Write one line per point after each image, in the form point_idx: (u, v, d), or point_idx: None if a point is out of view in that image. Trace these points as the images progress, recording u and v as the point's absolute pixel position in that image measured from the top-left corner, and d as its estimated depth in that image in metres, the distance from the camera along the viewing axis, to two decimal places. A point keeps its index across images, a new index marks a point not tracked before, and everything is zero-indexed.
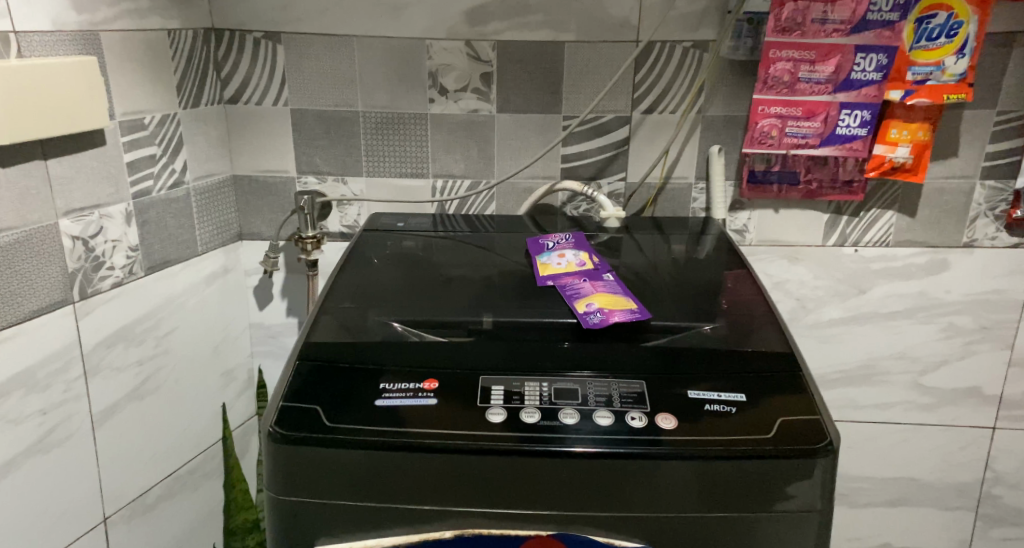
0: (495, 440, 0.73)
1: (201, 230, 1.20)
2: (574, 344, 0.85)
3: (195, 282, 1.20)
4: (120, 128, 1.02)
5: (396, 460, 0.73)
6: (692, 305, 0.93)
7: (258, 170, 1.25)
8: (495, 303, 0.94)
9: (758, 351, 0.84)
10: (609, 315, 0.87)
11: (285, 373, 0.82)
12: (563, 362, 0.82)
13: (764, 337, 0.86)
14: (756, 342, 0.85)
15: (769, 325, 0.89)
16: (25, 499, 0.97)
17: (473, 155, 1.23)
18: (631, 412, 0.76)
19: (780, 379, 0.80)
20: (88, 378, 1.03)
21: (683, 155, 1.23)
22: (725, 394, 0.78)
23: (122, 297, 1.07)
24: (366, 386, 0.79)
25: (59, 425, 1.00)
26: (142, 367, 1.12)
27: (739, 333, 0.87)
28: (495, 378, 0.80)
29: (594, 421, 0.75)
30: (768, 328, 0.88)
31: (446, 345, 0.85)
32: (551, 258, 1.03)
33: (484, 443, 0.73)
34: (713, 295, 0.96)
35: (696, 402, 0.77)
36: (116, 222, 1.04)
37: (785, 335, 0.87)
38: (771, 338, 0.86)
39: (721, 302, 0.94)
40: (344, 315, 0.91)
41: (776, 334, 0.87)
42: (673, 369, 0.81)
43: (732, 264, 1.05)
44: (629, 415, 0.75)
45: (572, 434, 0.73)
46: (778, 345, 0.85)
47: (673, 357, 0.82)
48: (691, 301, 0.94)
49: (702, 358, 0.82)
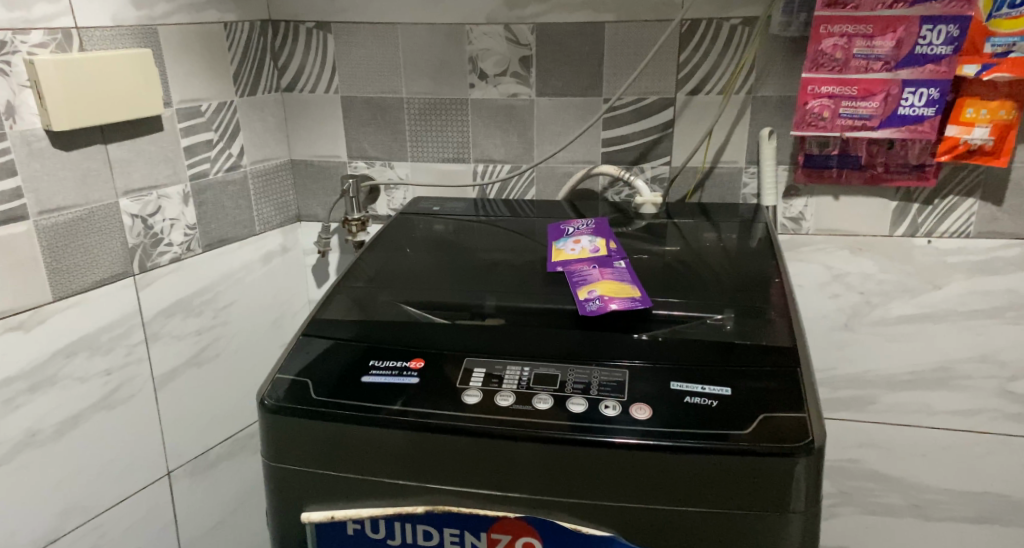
0: (469, 420, 0.73)
1: (259, 210, 1.28)
2: (567, 331, 0.83)
3: (253, 259, 1.28)
4: (176, 115, 1.11)
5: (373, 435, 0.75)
6: (704, 295, 0.89)
7: (314, 156, 1.31)
8: (503, 287, 0.94)
9: (758, 343, 0.79)
10: (608, 304, 0.85)
11: (289, 345, 0.86)
12: (553, 348, 0.81)
13: (772, 331, 0.81)
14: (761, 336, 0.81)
15: (783, 322, 0.83)
16: (95, 448, 1.08)
17: (513, 139, 1.23)
18: (606, 401, 0.73)
19: (775, 377, 0.74)
20: (149, 343, 1.13)
21: (732, 138, 1.17)
22: (709, 387, 0.74)
23: (181, 272, 1.16)
24: (357, 363, 0.82)
25: (123, 385, 1.10)
26: (201, 336, 1.21)
27: (747, 329, 0.82)
28: (481, 360, 0.80)
29: (566, 407, 0.73)
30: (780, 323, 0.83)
31: (444, 328, 0.86)
32: (565, 243, 1.01)
33: (451, 423, 0.73)
34: (731, 288, 0.91)
35: (677, 393, 0.73)
36: (174, 202, 1.13)
37: (794, 329, 0.81)
38: (779, 333, 0.81)
39: (735, 294, 0.90)
40: (359, 294, 0.95)
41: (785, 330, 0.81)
42: (662, 359, 0.78)
43: (766, 257, 1.00)
44: (602, 404, 0.73)
45: (541, 420, 0.72)
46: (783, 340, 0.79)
47: (664, 347, 0.79)
48: (705, 293, 0.90)
49: (697, 352, 0.79)
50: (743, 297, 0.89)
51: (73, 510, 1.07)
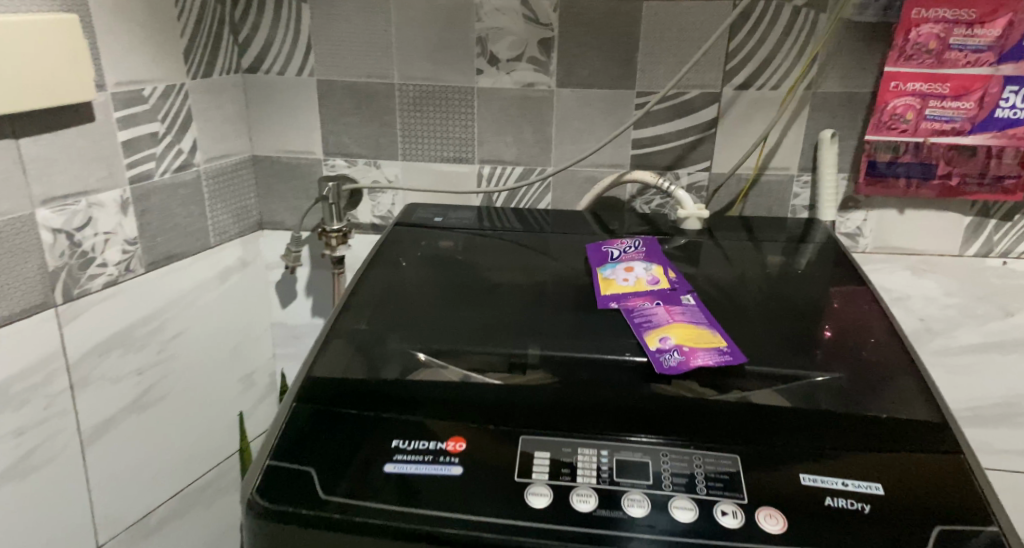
0: (542, 536, 0.55)
1: (214, 217, 1.05)
2: (643, 394, 0.65)
3: (206, 278, 1.05)
4: (112, 101, 0.86)
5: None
6: (798, 343, 0.72)
7: (282, 151, 1.09)
8: (545, 328, 0.75)
9: (893, 417, 0.62)
10: (692, 360, 0.67)
11: (275, 418, 0.65)
12: (631, 421, 0.62)
13: (901, 395, 0.65)
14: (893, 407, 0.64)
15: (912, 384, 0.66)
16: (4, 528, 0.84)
17: (527, 137, 1.04)
18: (720, 504, 0.56)
19: (932, 471, 0.58)
20: (76, 391, 0.89)
21: (785, 141, 1.00)
22: (851, 483, 0.57)
23: (116, 299, 0.92)
24: (374, 442, 0.62)
25: (41, 446, 0.87)
26: (143, 376, 0.98)
27: (870, 392, 0.65)
28: (540, 441, 0.61)
29: (669, 514, 0.56)
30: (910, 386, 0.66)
31: (480, 388, 0.67)
32: (614, 271, 0.82)
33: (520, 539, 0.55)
34: (827, 331, 0.74)
35: (814, 492, 0.57)
36: (109, 212, 0.89)
37: (929, 392, 0.65)
38: (912, 400, 0.64)
39: (837, 340, 0.72)
40: (361, 340, 0.74)
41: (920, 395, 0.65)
42: (778, 440, 0.60)
43: (848, 280, 0.84)
44: (717, 509, 0.56)
45: (642, 535, 0.55)
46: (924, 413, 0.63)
47: (773, 420, 0.62)
48: (798, 339, 0.73)
49: (819, 428, 0.61)
50: (848, 345, 0.72)
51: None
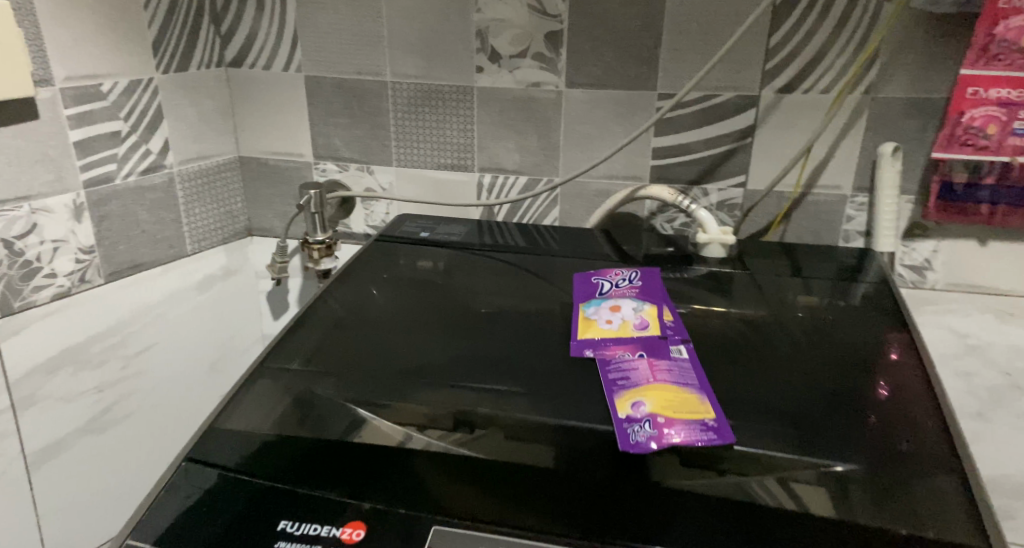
0: None
1: (191, 223, 0.97)
2: (589, 483, 0.55)
3: (180, 289, 0.98)
4: (61, 97, 0.80)
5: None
6: (866, 490, 0.53)
7: (269, 153, 1.00)
8: (500, 376, 0.65)
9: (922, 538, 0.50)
10: (661, 439, 0.57)
11: (159, 481, 0.58)
12: (561, 519, 0.52)
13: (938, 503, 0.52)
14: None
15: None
16: None
17: (531, 143, 0.91)
18: None
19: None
20: (19, 411, 0.84)
21: (837, 155, 0.84)
22: None
23: (66, 312, 0.86)
24: (264, 521, 0.53)
25: None
26: (101, 394, 0.92)
27: (894, 504, 0.52)
28: (449, 533, 0.52)
29: None
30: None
31: (413, 459, 0.58)
32: (598, 310, 0.72)
33: None
34: (904, 463, 0.55)
35: None
36: (58, 218, 0.83)
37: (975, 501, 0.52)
38: (952, 514, 0.51)
39: (914, 479, 0.54)
40: (290, 383, 0.66)
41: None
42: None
43: (886, 328, 0.70)
44: None
45: None
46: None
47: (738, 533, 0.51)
48: (867, 480, 0.53)
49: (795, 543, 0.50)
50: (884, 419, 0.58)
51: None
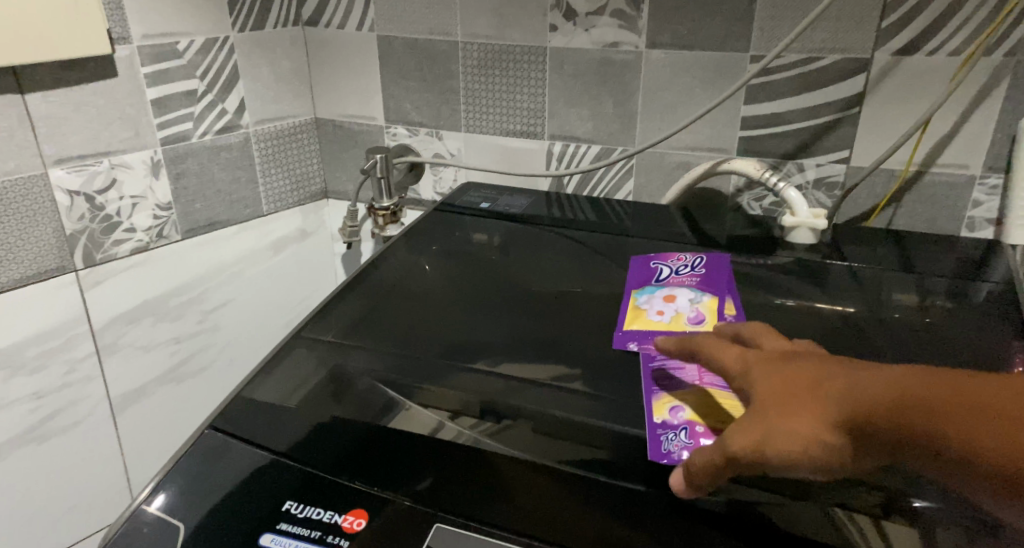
0: None
1: (267, 183, 0.98)
2: (606, 493, 0.50)
3: (257, 249, 1.00)
4: (138, 56, 0.81)
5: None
6: (783, 436, 0.43)
7: (343, 115, 0.98)
8: (530, 364, 0.61)
9: None
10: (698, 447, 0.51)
11: (180, 449, 0.57)
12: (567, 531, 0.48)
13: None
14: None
15: (993, 392, 0.39)
16: (27, 487, 0.86)
17: (606, 110, 0.84)
18: None
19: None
20: (103, 356, 0.88)
21: (962, 130, 0.71)
22: None
23: (146, 266, 0.89)
24: (267, 498, 0.52)
25: (65, 410, 0.87)
26: (180, 346, 0.95)
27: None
28: (454, 537, 0.48)
29: None
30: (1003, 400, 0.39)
31: (435, 448, 0.54)
32: (651, 300, 0.66)
33: None
34: (776, 380, 0.45)
35: None
36: (136, 175, 0.86)
37: None
38: None
39: (824, 383, 0.44)
40: (320, 355, 0.65)
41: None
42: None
43: (999, 332, 0.59)
44: None
45: None
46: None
47: None
48: (769, 423, 0.43)
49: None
50: None
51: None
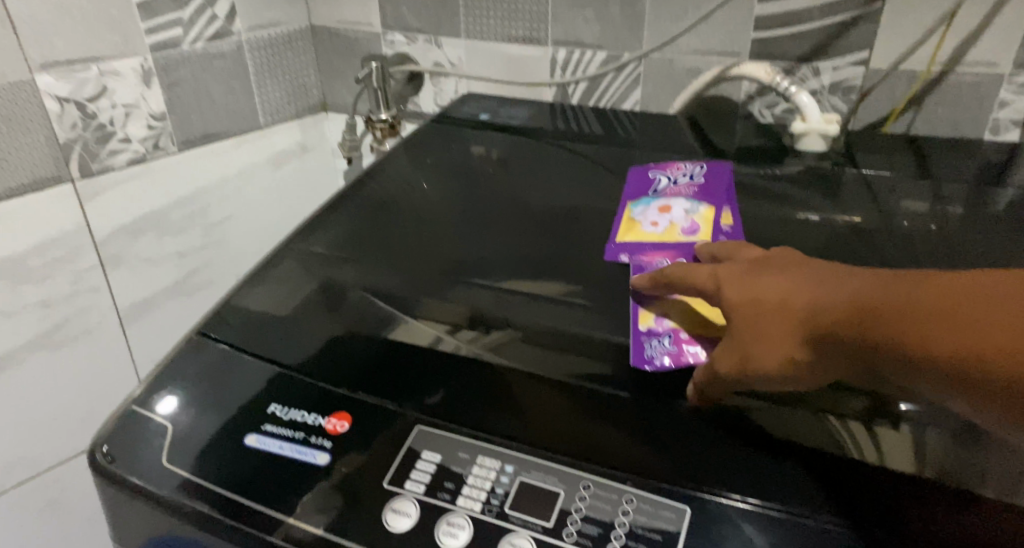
0: None
1: (263, 94, 0.95)
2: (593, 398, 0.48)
3: (257, 163, 0.98)
4: None
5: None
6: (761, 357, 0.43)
7: (339, 22, 0.96)
8: (523, 274, 0.60)
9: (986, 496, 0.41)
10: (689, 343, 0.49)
11: (168, 354, 0.56)
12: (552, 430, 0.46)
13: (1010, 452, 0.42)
14: (982, 371, 0.35)
15: (960, 294, 0.37)
16: (38, 396, 0.87)
17: (612, 12, 0.79)
18: None
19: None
20: (108, 269, 0.88)
21: (990, 26, 0.66)
22: None
23: (146, 178, 0.88)
24: (251, 400, 0.51)
25: (73, 320, 0.87)
26: (184, 260, 0.95)
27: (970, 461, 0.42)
28: (436, 438, 0.47)
29: None
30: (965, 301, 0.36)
31: (420, 354, 0.53)
32: (646, 211, 0.63)
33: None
34: (745, 295, 0.45)
35: None
36: (128, 83, 0.83)
37: None
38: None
39: (791, 296, 0.43)
40: (311, 265, 0.64)
41: (1003, 317, 0.35)
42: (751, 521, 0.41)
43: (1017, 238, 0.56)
44: None
45: None
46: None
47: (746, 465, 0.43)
48: (745, 343, 0.43)
49: (821, 503, 0.41)
50: None
51: (17, 466, 0.88)
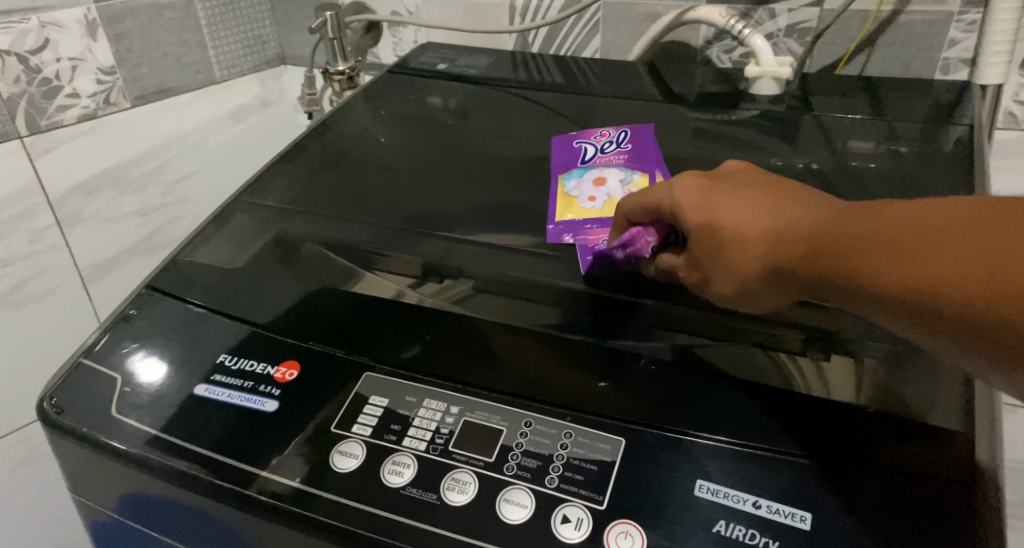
0: (328, 509, 0.43)
1: (218, 48, 0.93)
2: (541, 338, 0.49)
3: (216, 117, 0.96)
4: None
5: (201, 507, 0.46)
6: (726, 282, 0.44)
7: None
8: (476, 221, 0.60)
9: (912, 418, 0.42)
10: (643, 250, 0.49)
11: (116, 309, 0.55)
12: (496, 370, 0.47)
13: (936, 373, 0.44)
14: (935, 304, 0.35)
15: (925, 230, 0.36)
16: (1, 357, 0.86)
17: None
18: (567, 506, 0.41)
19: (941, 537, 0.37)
20: (65, 227, 0.86)
21: None
22: (776, 509, 0.39)
23: (100, 134, 0.86)
24: (202, 352, 0.51)
25: (32, 280, 0.86)
26: (146, 218, 0.94)
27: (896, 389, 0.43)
28: (382, 382, 0.47)
29: (501, 511, 0.41)
30: (933, 236, 0.35)
31: (376, 301, 0.53)
32: (578, 186, 0.60)
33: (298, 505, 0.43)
34: (709, 218, 0.44)
35: (702, 512, 0.40)
36: (72, 35, 0.81)
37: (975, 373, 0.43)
38: (954, 392, 0.43)
39: (752, 221, 0.43)
40: (264, 217, 0.63)
41: (969, 254, 0.34)
42: (686, 449, 0.42)
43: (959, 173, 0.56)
44: (559, 513, 0.40)
45: (447, 527, 0.41)
46: (992, 278, 0.33)
47: (694, 398, 0.44)
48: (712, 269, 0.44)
49: (751, 426, 0.42)
50: None
51: None
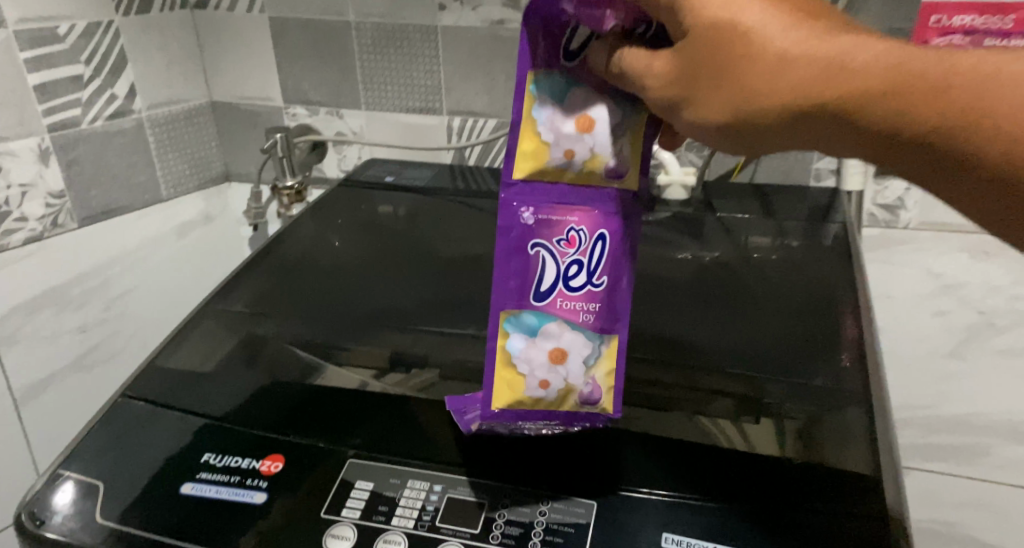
0: None
1: (166, 168, 0.98)
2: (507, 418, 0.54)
3: (161, 233, 0.99)
4: (16, 41, 0.80)
5: None
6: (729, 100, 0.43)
7: (241, 97, 1.00)
8: (434, 319, 0.66)
9: (829, 469, 0.49)
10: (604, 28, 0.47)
11: (93, 417, 0.57)
12: (470, 451, 0.52)
13: (843, 432, 0.52)
14: (961, 158, 0.39)
15: (963, 74, 0.39)
16: None
17: (500, 84, 0.89)
18: None
19: None
20: (3, 348, 0.87)
21: None
22: None
23: (44, 254, 0.88)
24: (184, 453, 0.53)
25: None
26: (85, 334, 0.94)
27: (811, 444, 0.51)
28: (366, 468, 0.51)
29: None
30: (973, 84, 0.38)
31: (349, 393, 0.58)
32: (552, 121, 0.50)
33: None
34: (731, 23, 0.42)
35: None
36: (24, 162, 0.84)
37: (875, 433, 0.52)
38: (858, 448, 0.51)
39: (781, 37, 0.41)
40: (232, 322, 0.67)
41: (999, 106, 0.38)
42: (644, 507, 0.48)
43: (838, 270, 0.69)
44: None
45: None
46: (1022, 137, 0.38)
47: (645, 463, 0.51)
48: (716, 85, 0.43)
49: (697, 484, 0.49)
50: (798, 365, 0.59)
51: None
